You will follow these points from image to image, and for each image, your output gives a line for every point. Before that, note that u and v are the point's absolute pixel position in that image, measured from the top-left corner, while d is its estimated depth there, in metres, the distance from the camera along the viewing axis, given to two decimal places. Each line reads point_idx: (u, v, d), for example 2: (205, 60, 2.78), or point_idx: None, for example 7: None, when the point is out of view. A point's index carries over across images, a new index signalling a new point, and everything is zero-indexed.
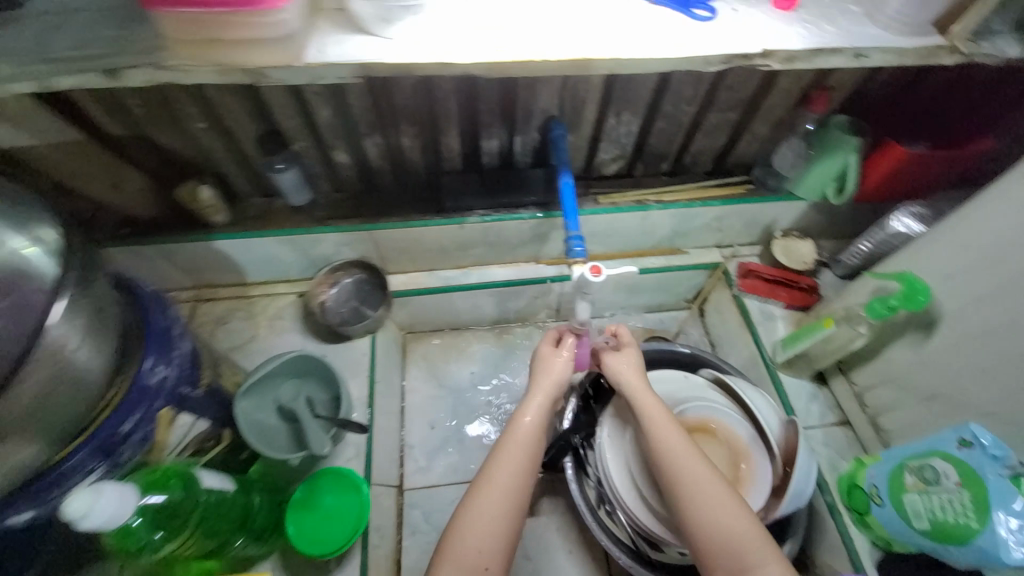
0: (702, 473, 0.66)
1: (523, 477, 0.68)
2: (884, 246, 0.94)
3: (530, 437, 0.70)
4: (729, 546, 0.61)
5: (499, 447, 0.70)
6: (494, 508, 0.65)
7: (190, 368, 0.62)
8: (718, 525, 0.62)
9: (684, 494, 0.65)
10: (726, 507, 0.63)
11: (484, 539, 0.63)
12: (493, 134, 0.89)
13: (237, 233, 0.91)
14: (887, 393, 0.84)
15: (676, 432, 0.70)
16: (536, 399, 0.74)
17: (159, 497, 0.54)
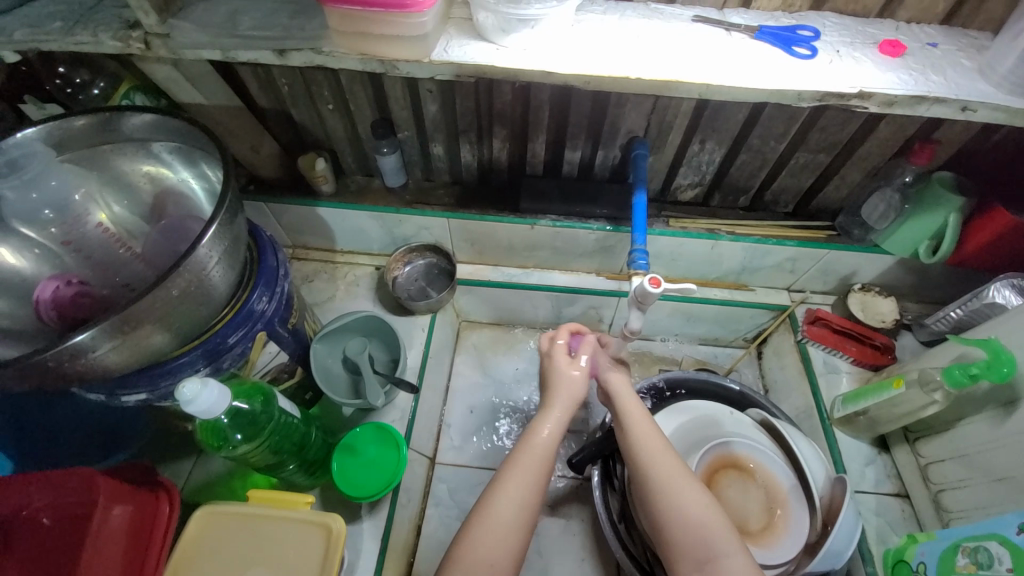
0: (667, 469, 0.68)
1: (532, 489, 0.69)
2: (975, 317, 0.86)
3: (542, 450, 0.72)
4: (698, 539, 0.63)
5: (510, 459, 0.72)
6: (503, 518, 0.67)
7: (285, 306, 0.74)
8: (688, 519, 0.64)
9: (656, 491, 0.67)
10: (690, 500, 0.65)
11: (496, 552, 0.65)
12: (577, 145, 0.94)
13: (336, 203, 1.03)
14: (955, 471, 0.77)
15: (648, 428, 0.72)
16: (554, 415, 0.75)
17: (243, 404, 0.64)
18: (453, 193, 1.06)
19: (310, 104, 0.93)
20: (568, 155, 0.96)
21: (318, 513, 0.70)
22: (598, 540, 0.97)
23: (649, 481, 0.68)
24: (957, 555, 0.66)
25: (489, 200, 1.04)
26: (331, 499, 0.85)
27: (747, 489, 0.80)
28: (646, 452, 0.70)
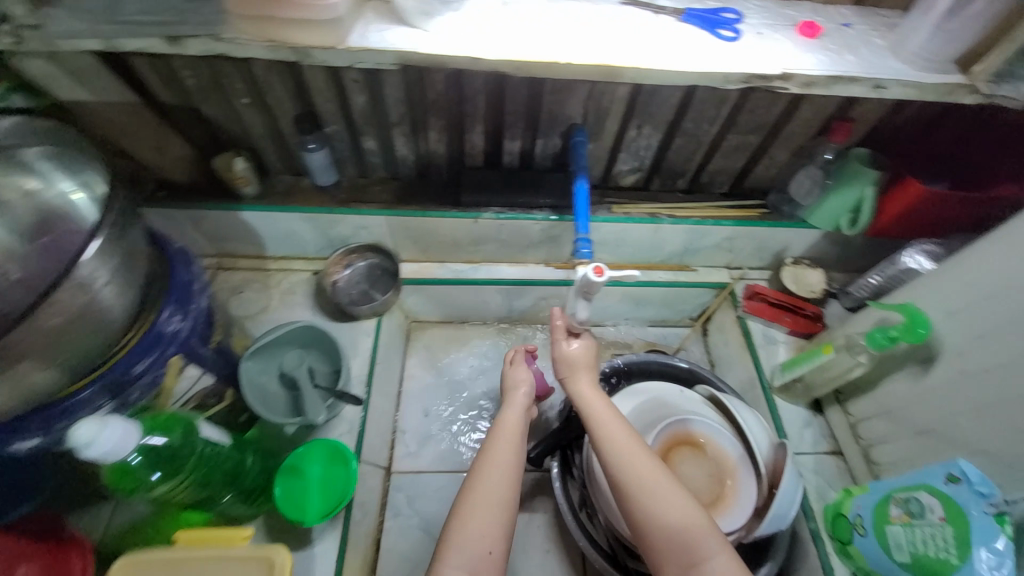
0: (645, 466, 0.64)
1: (512, 468, 0.70)
2: (893, 281, 0.94)
3: (512, 430, 0.74)
4: (680, 541, 0.59)
5: (485, 446, 0.73)
6: (488, 499, 0.66)
7: (204, 325, 0.68)
8: (669, 520, 0.60)
9: (635, 493, 0.62)
10: (671, 500, 0.61)
11: (488, 530, 0.64)
12: (516, 135, 0.92)
13: (261, 206, 0.95)
14: (882, 426, 0.83)
15: (620, 425, 0.68)
16: (516, 401, 0.79)
17: (160, 440, 0.58)
18: (392, 189, 1.01)
19: (221, 97, 0.84)
20: (507, 145, 0.93)
21: (257, 547, 0.65)
22: (561, 530, 0.98)
23: (628, 484, 0.63)
24: (890, 506, 0.71)
25: (429, 195, 1.00)
26: (279, 525, 0.79)
27: (699, 463, 0.83)
28: (621, 453, 0.65)
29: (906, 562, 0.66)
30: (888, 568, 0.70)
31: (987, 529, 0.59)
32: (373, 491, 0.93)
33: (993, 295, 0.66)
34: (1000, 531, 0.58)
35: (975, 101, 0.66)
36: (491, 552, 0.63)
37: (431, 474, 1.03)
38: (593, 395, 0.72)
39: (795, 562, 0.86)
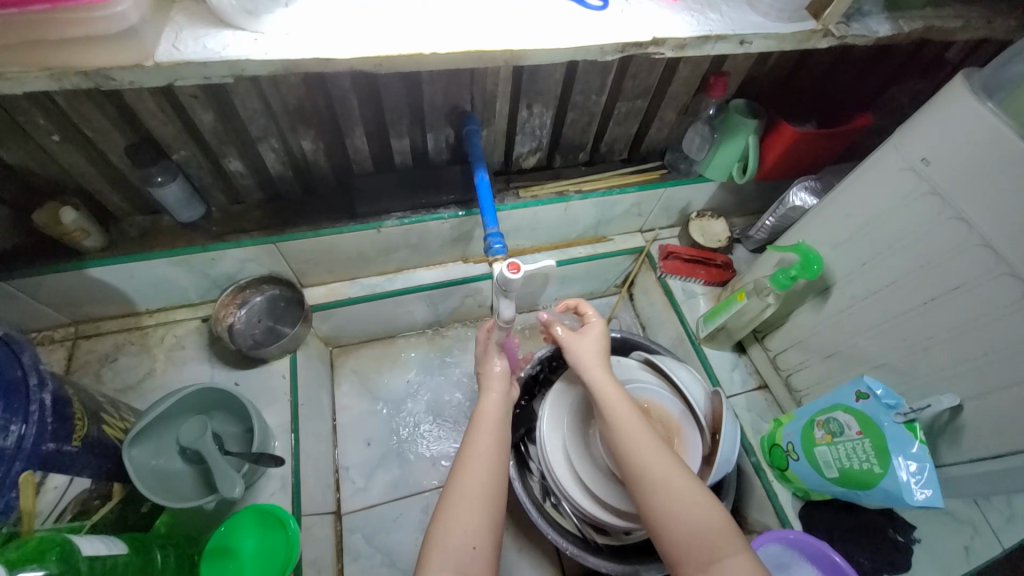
0: (663, 458, 0.63)
1: (497, 463, 0.65)
2: (785, 220, 1.01)
3: (499, 422, 0.68)
4: (697, 535, 0.57)
5: (469, 435, 0.67)
6: (471, 495, 0.61)
7: (56, 425, 0.56)
8: (683, 513, 0.59)
9: (651, 484, 0.61)
10: (688, 494, 0.60)
11: (471, 523, 0.59)
12: (403, 132, 0.84)
13: (115, 258, 0.80)
14: (796, 356, 0.90)
15: (637, 417, 0.67)
16: (501, 383, 0.72)
17: (35, 572, 0.47)
18: (275, 212, 0.90)
19: (20, 137, 0.68)
20: (395, 144, 0.86)
21: None
22: (530, 523, 0.97)
23: (642, 473, 0.62)
24: (815, 429, 0.77)
25: (321, 211, 0.90)
26: None
27: (649, 428, 0.84)
28: (637, 440, 0.64)
29: (837, 476, 0.73)
30: (821, 484, 0.77)
31: (900, 436, 0.66)
32: (323, 542, 0.86)
33: (868, 223, 0.72)
34: (912, 437, 0.65)
35: (828, 44, 0.70)
36: (476, 548, 0.58)
37: (386, 504, 0.97)
38: (609, 381, 0.70)
39: (745, 496, 0.92)
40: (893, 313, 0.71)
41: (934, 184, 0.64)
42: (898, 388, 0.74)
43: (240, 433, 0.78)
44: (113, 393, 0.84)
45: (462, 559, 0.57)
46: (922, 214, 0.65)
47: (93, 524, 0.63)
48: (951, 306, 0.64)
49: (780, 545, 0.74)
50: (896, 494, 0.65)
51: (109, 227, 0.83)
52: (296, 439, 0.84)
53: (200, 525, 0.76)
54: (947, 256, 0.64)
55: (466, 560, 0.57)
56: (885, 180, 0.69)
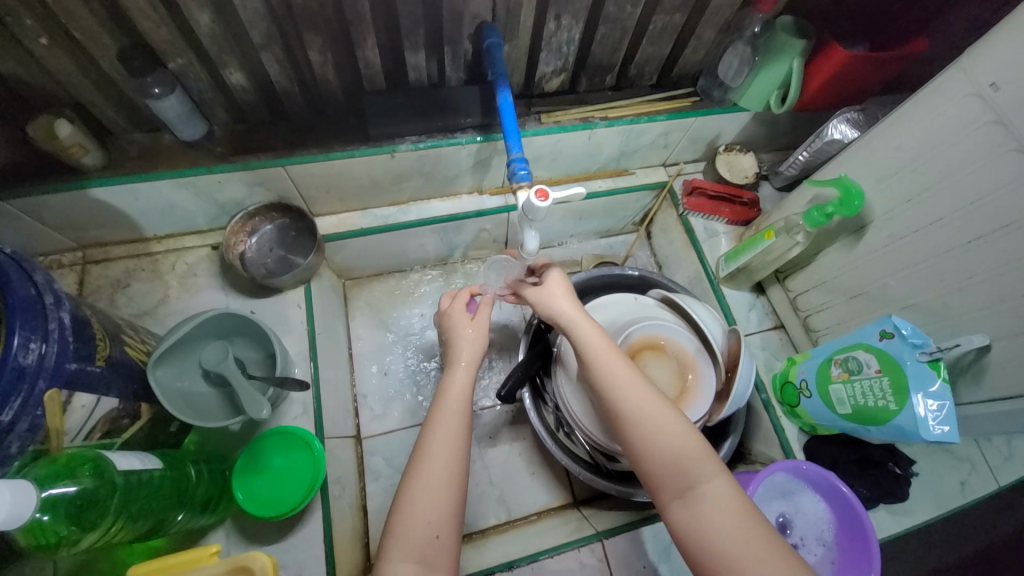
0: (636, 392, 0.60)
1: (457, 449, 0.62)
2: (820, 156, 0.93)
3: (461, 407, 0.66)
4: (671, 463, 0.55)
5: (430, 421, 0.64)
6: (435, 475, 0.59)
7: (78, 343, 0.55)
8: (658, 442, 0.56)
9: (624, 418, 0.59)
10: (663, 424, 0.57)
11: (432, 511, 0.57)
12: (419, 45, 0.76)
13: (116, 178, 0.76)
14: (819, 296, 0.88)
15: (609, 350, 0.64)
16: (463, 368, 0.70)
17: (68, 487, 0.48)
18: (281, 133, 0.84)
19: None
20: (410, 59, 0.78)
21: (237, 555, 0.57)
22: (542, 450, 1.01)
23: (616, 408, 0.60)
24: (832, 367, 0.77)
25: (330, 133, 0.85)
26: (251, 523, 0.73)
27: (663, 364, 0.82)
28: (610, 376, 0.61)
29: (849, 412, 0.74)
30: (831, 420, 0.78)
31: (922, 374, 0.65)
32: (346, 463, 0.90)
33: (919, 155, 0.68)
34: (934, 375, 0.65)
35: None
36: (440, 536, 0.56)
37: (403, 431, 1.00)
38: (579, 323, 0.67)
39: (752, 429, 0.95)
40: (931, 252, 0.69)
41: (999, 112, 0.59)
42: (924, 328, 0.73)
43: (260, 359, 0.78)
44: (130, 318, 0.83)
45: (425, 546, 0.55)
46: (981, 145, 0.61)
47: (125, 441, 0.65)
48: (997, 244, 0.61)
49: (787, 474, 0.76)
50: (910, 429, 0.66)
51: (106, 145, 0.79)
52: (315, 367, 0.85)
53: (227, 444, 0.78)
54: (1003, 191, 0.60)
55: (430, 547, 0.55)
56: (947, 108, 0.64)
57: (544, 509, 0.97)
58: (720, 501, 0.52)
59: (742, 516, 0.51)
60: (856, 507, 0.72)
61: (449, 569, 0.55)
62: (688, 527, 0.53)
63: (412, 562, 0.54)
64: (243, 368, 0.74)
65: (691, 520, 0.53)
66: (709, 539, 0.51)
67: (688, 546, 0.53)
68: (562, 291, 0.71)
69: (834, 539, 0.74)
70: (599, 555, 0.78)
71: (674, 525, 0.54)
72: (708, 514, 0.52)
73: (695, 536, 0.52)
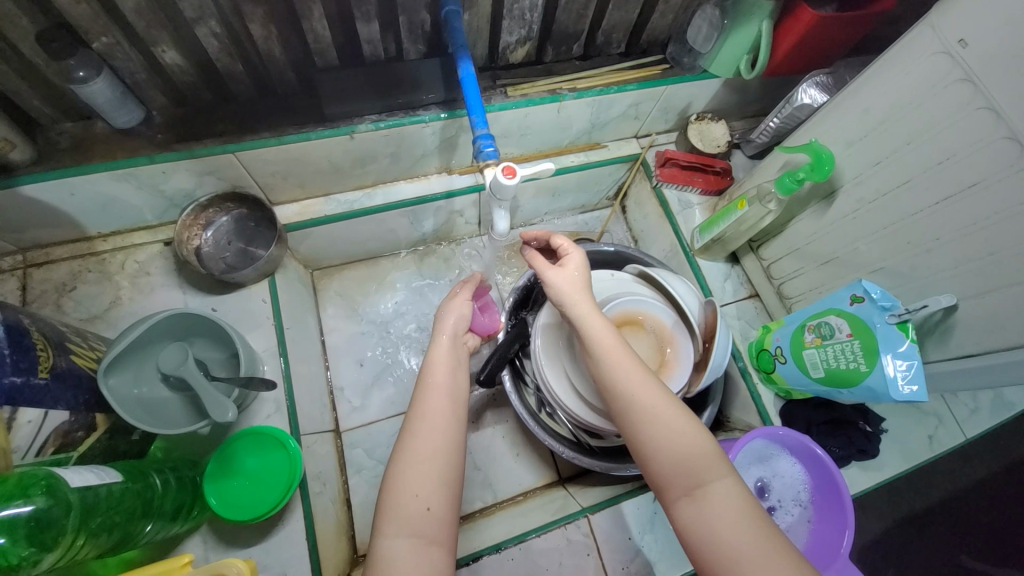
0: (648, 389, 0.60)
1: (446, 423, 0.61)
2: (790, 122, 0.92)
3: (451, 383, 0.64)
4: (682, 462, 0.55)
5: (418, 400, 0.63)
6: (426, 451, 0.58)
7: (15, 356, 0.52)
8: (673, 440, 0.57)
9: (637, 414, 0.59)
10: (674, 422, 0.58)
11: (423, 484, 0.56)
12: (370, 15, 0.71)
13: (47, 172, 0.70)
14: (792, 263, 0.89)
15: (618, 345, 0.63)
16: (446, 342, 0.69)
17: (22, 508, 0.45)
18: (229, 116, 0.78)
19: None
20: (362, 31, 0.73)
21: (212, 564, 0.55)
22: (524, 431, 1.01)
23: (630, 407, 0.59)
24: (805, 333, 0.78)
25: (282, 115, 0.80)
26: (229, 527, 0.71)
27: (641, 339, 0.82)
28: (623, 374, 0.61)
29: (822, 377, 0.76)
30: (805, 385, 0.79)
31: (891, 336, 0.66)
32: (326, 459, 0.88)
33: (888, 118, 0.68)
34: (902, 336, 0.66)
35: None
36: (432, 509, 0.55)
37: (384, 421, 0.99)
38: (594, 316, 0.66)
39: (730, 397, 0.96)
40: (900, 215, 0.69)
41: (969, 69, 0.58)
42: (894, 290, 0.74)
43: (225, 358, 0.75)
44: (79, 323, 0.78)
45: (416, 521, 0.54)
46: (950, 104, 0.60)
47: (81, 455, 0.61)
48: (964, 205, 0.62)
49: (765, 440, 0.78)
50: (881, 390, 0.67)
51: (32, 138, 0.72)
52: (286, 363, 0.82)
53: (196, 449, 0.75)
54: (971, 150, 0.60)
55: (421, 521, 0.54)
56: (917, 68, 0.63)
57: (530, 489, 0.98)
58: (729, 499, 0.53)
59: (749, 515, 0.52)
60: (828, 467, 0.74)
61: (442, 542, 0.54)
62: (693, 522, 0.53)
63: (404, 538, 0.53)
64: (205, 369, 0.71)
65: (696, 514, 0.53)
66: (713, 535, 0.51)
67: (691, 540, 0.53)
68: (576, 281, 0.69)
69: (809, 499, 0.76)
70: (586, 531, 0.79)
71: (677, 519, 0.55)
72: (715, 511, 0.52)
73: (698, 530, 0.52)
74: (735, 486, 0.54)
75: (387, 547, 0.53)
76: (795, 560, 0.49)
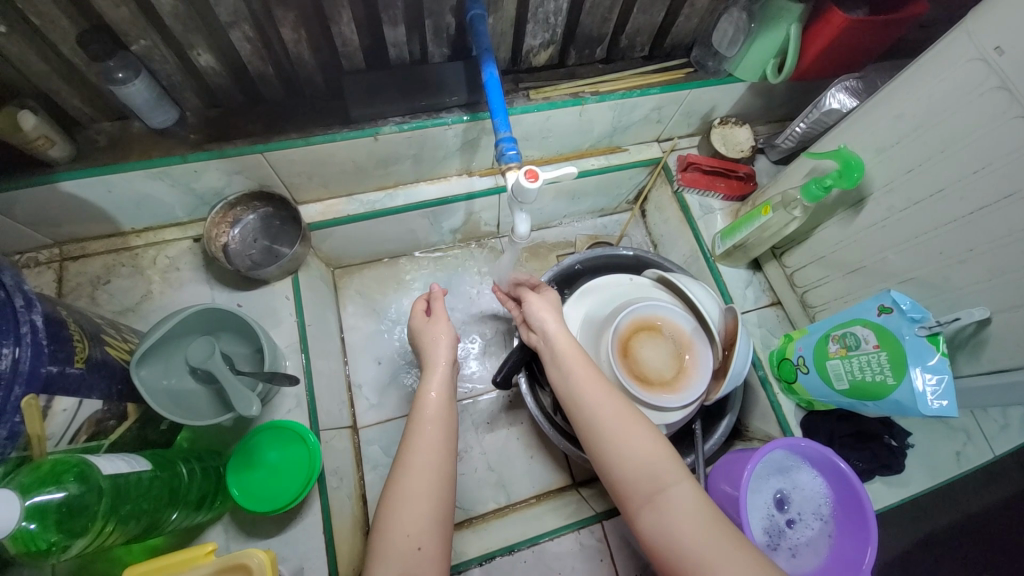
0: (606, 400, 0.61)
1: (436, 458, 0.60)
2: (817, 127, 0.90)
3: (438, 409, 0.64)
4: (640, 471, 0.56)
5: (411, 434, 0.62)
6: (414, 485, 0.58)
7: (53, 346, 0.54)
8: (630, 450, 0.57)
9: (595, 428, 0.60)
10: (630, 430, 0.58)
11: (413, 523, 0.56)
12: (397, 19, 0.72)
13: (86, 169, 0.72)
14: (816, 271, 0.87)
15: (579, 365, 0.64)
16: (438, 372, 0.68)
17: (55, 494, 0.47)
18: (258, 117, 0.80)
19: None
20: (389, 34, 0.74)
21: (232, 554, 0.56)
22: (539, 433, 1.01)
23: (589, 420, 0.60)
24: (830, 343, 0.77)
25: (309, 116, 0.81)
26: (249, 518, 0.73)
27: (658, 344, 0.80)
28: (583, 392, 0.62)
29: (846, 388, 0.74)
30: (828, 396, 0.78)
31: (920, 348, 0.65)
32: (343, 454, 0.89)
33: (920, 125, 0.66)
34: (932, 349, 0.64)
35: None
36: (423, 548, 0.55)
37: (401, 419, 1.00)
38: (561, 338, 0.68)
39: (749, 406, 0.95)
40: (932, 224, 0.67)
41: (1005, 76, 0.56)
42: (923, 301, 0.72)
43: (250, 353, 0.77)
44: (112, 315, 0.80)
45: (407, 560, 0.54)
46: (985, 112, 0.59)
47: (113, 442, 0.64)
48: (1000, 215, 0.60)
49: (785, 451, 0.77)
50: (909, 404, 0.65)
51: (73, 137, 0.75)
52: (307, 359, 0.84)
53: (221, 440, 0.77)
54: (1008, 159, 0.58)
55: (412, 560, 0.54)
56: (952, 74, 0.61)
57: (543, 492, 0.98)
58: (688, 505, 0.53)
59: (708, 518, 0.52)
60: (851, 482, 0.72)
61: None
62: (657, 531, 0.53)
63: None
64: (231, 363, 0.72)
65: (660, 524, 0.53)
66: (676, 542, 0.51)
67: (657, 550, 0.52)
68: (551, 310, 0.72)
69: (830, 513, 0.74)
70: (599, 536, 0.78)
71: (644, 532, 0.54)
72: (676, 517, 0.52)
73: (664, 540, 0.52)
74: (693, 491, 0.54)
75: None
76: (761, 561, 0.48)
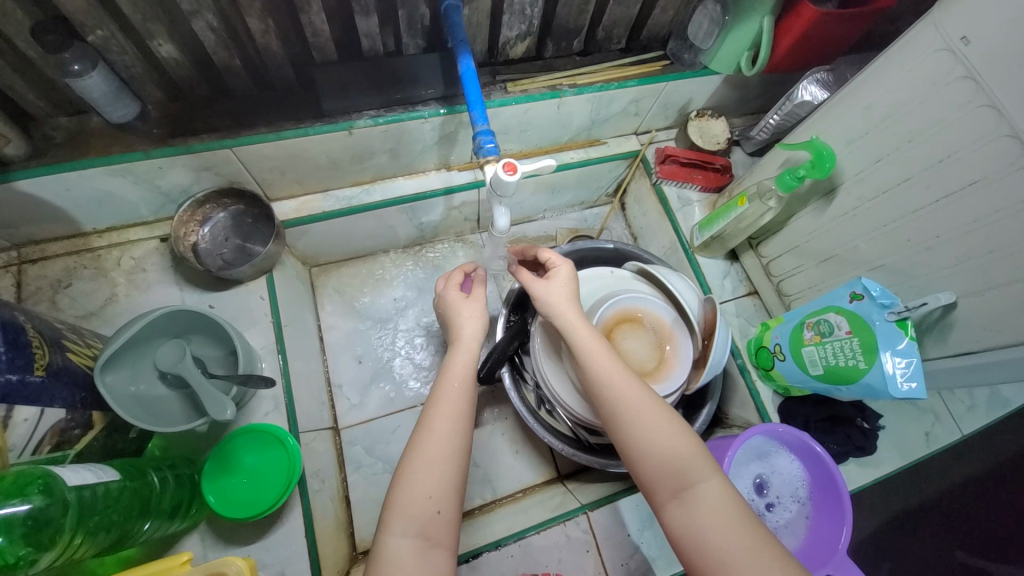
0: (639, 393, 0.60)
1: (459, 428, 0.59)
2: (790, 118, 0.92)
3: (464, 385, 0.63)
4: (669, 463, 0.55)
5: (434, 401, 0.61)
6: (436, 455, 0.56)
7: (11, 354, 0.52)
8: (659, 444, 0.56)
9: (622, 417, 0.59)
10: (661, 424, 0.58)
11: (436, 486, 0.55)
12: (370, 9, 0.70)
13: (41, 168, 0.69)
14: (792, 260, 0.89)
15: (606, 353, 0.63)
16: (466, 348, 0.66)
17: (19, 507, 0.45)
18: (226, 111, 0.77)
19: None
20: (360, 24, 0.72)
21: (210, 562, 0.55)
22: (523, 427, 1.02)
23: (619, 410, 0.59)
24: (805, 330, 0.78)
25: (280, 111, 0.79)
26: (228, 525, 0.71)
27: (641, 336, 0.80)
28: (610, 380, 0.61)
29: (821, 374, 0.76)
30: (805, 382, 0.80)
31: (890, 333, 0.67)
32: (324, 456, 0.87)
33: (888, 116, 0.68)
34: (900, 333, 0.66)
35: None
36: (441, 512, 0.54)
37: (383, 418, 0.98)
38: (582, 323, 0.66)
39: (729, 394, 0.97)
40: (900, 213, 0.70)
41: (970, 67, 0.58)
42: (892, 288, 0.74)
43: (222, 356, 0.74)
44: (75, 320, 0.77)
45: (425, 521, 0.53)
46: (952, 101, 0.60)
47: (80, 452, 0.62)
48: (965, 203, 0.62)
49: (764, 437, 0.78)
50: (880, 388, 0.67)
51: (26, 133, 0.71)
52: (284, 360, 0.82)
53: (195, 446, 0.74)
54: (973, 148, 0.60)
55: (431, 523, 0.53)
56: (919, 67, 0.63)
57: (529, 486, 0.98)
58: (717, 502, 0.53)
59: (735, 514, 0.52)
60: (827, 465, 0.74)
61: (448, 544, 0.54)
62: (682, 523, 0.53)
63: (411, 537, 0.53)
64: (203, 366, 0.70)
65: (685, 518, 0.53)
66: (702, 535, 0.51)
67: (680, 541, 0.53)
68: (562, 291, 0.69)
69: (808, 495, 0.77)
70: (585, 528, 0.79)
71: (667, 522, 0.55)
72: (703, 512, 0.52)
73: (688, 533, 0.52)
74: (721, 486, 0.54)
75: (394, 545, 0.52)
76: (781, 562, 0.48)
